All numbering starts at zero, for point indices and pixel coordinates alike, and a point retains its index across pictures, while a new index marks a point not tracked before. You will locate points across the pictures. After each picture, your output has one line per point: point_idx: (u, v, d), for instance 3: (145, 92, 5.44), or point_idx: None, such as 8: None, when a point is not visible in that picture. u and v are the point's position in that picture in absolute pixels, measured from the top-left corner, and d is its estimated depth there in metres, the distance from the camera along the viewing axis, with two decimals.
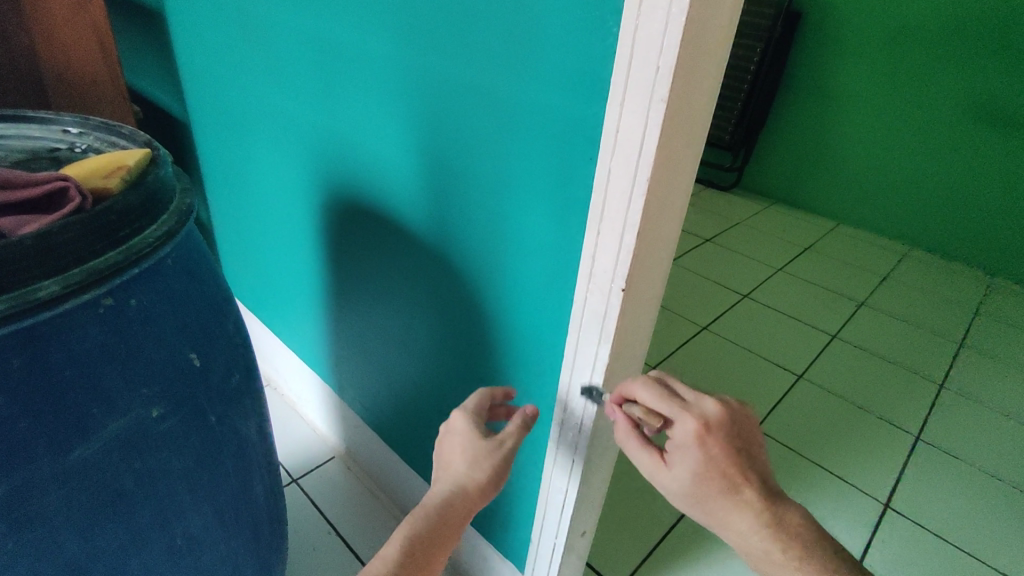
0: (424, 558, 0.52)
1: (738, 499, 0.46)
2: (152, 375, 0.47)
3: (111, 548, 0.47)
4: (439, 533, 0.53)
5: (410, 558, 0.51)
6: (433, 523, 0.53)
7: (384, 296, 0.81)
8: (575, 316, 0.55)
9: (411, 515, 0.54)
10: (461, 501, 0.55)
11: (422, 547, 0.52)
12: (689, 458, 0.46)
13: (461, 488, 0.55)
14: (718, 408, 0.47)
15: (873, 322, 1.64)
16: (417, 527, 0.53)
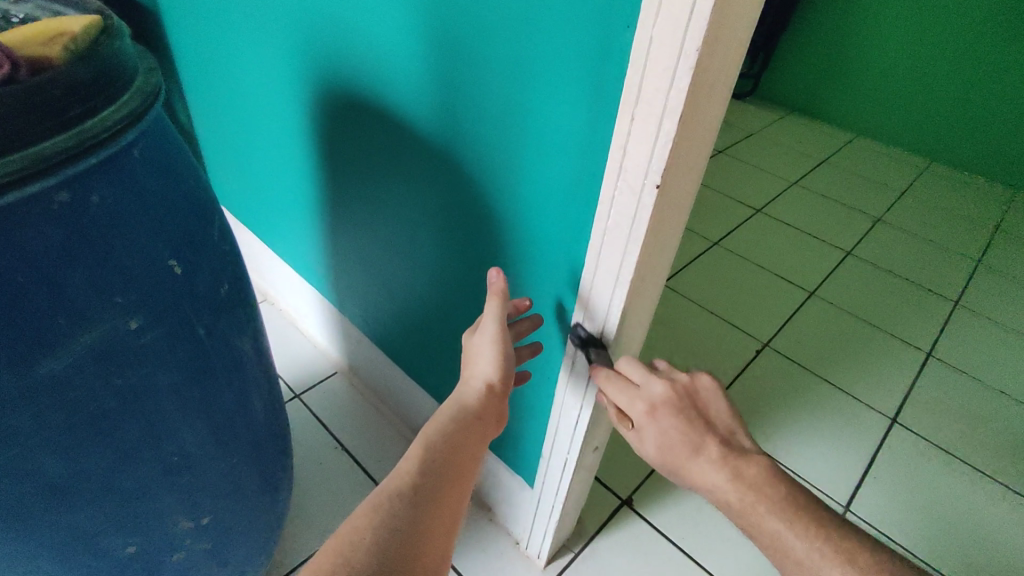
0: (447, 466, 0.49)
1: (701, 463, 0.46)
2: (127, 281, 0.42)
3: (97, 469, 0.44)
4: (457, 443, 0.51)
5: (431, 470, 0.48)
6: (449, 434, 0.51)
7: (383, 201, 0.74)
8: (600, 217, 0.49)
9: (426, 428, 0.52)
10: (468, 409, 0.53)
11: (441, 457, 0.49)
12: (647, 433, 0.48)
13: (467, 398, 0.54)
14: (665, 385, 0.47)
15: (889, 238, 1.59)
16: (432, 440, 0.51)
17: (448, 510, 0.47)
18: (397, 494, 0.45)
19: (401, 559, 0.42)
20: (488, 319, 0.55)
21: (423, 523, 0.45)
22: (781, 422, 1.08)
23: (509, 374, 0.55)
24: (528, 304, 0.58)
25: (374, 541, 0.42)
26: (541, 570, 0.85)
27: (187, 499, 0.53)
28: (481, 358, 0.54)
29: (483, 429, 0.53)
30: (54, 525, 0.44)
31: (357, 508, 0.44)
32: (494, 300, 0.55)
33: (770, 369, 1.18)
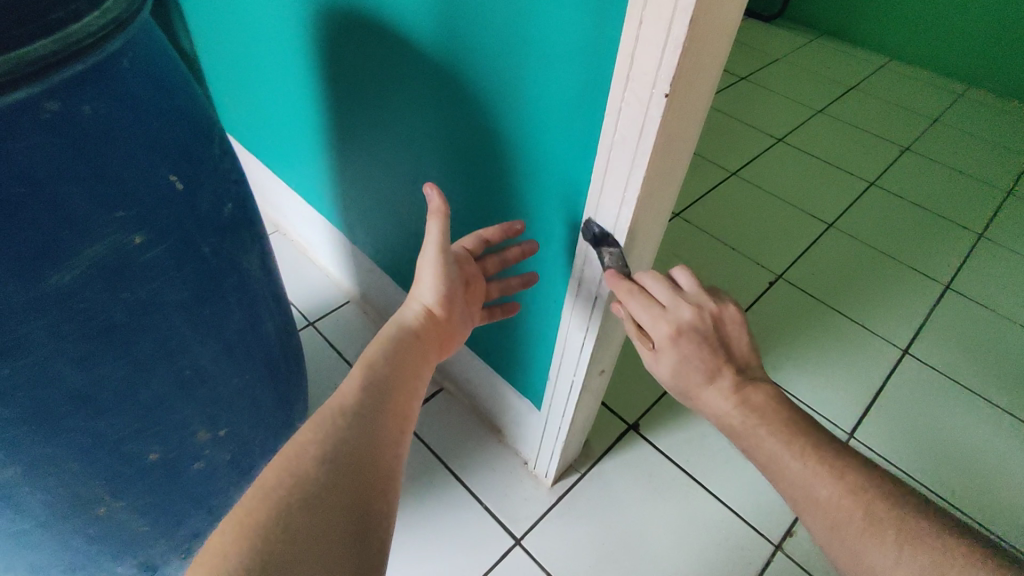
0: (390, 383, 0.49)
1: (713, 390, 0.47)
2: (127, 196, 0.42)
3: (115, 379, 0.46)
4: (399, 363, 0.51)
5: (373, 389, 0.47)
6: (389, 355, 0.51)
7: (387, 124, 0.72)
8: (607, 132, 0.47)
9: (369, 352, 0.52)
10: (407, 330, 0.54)
11: (385, 377, 0.49)
12: (667, 357, 0.47)
13: (406, 320, 0.55)
14: (694, 311, 0.46)
15: (915, 167, 1.53)
16: (372, 361, 0.50)
17: (397, 423, 0.47)
18: (339, 412, 0.44)
19: (350, 471, 0.41)
20: (429, 241, 0.55)
21: (369, 436, 0.44)
22: (790, 352, 1.08)
23: (450, 301, 0.57)
24: (521, 228, 0.60)
25: (322, 458, 0.41)
26: (548, 489, 0.88)
27: (204, 412, 0.55)
28: (422, 283, 0.56)
29: (424, 351, 0.54)
30: (77, 434, 0.45)
31: (299, 430, 0.43)
32: (434, 220, 0.54)
33: (783, 300, 1.17)
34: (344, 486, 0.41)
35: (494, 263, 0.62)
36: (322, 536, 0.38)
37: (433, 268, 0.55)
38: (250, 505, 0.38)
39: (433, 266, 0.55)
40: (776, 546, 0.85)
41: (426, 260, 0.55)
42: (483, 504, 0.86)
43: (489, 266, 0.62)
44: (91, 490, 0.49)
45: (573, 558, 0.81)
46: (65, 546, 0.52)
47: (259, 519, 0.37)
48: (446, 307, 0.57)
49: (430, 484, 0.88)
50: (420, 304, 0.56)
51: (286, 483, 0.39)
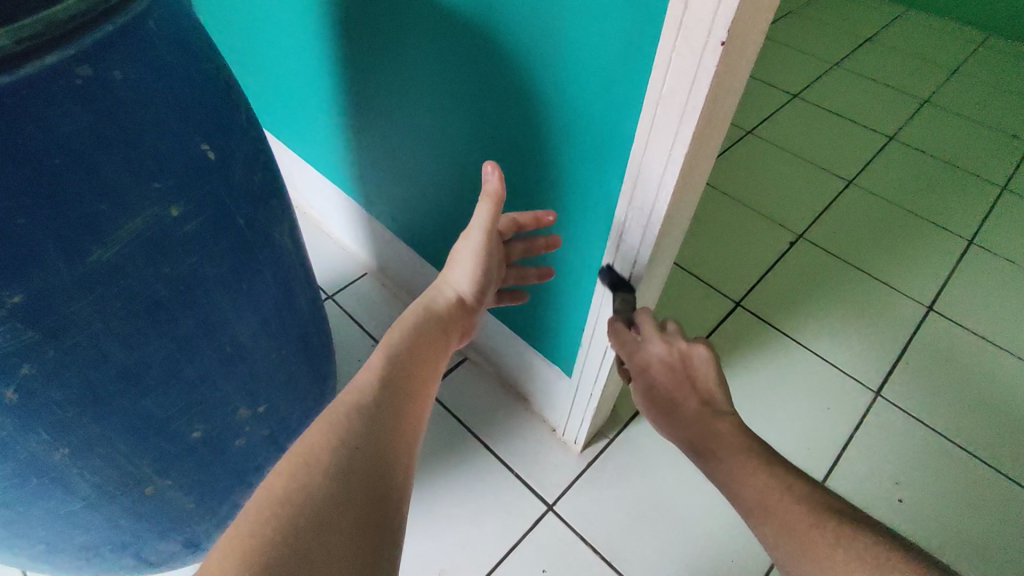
0: (410, 373, 0.47)
1: (669, 418, 0.52)
2: (163, 167, 0.40)
3: (160, 356, 0.45)
4: (419, 352, 0.49)
5: (389, 383, 0.45)
6: (409, 343, 0.49)
7: (408, 86, 0.70)
8: (655, 84, 0.45)
9: (387, 338, 0.49)
10: (432, 316, 0.53)
11: (403, 368, 0.47)
12: (639, 387, 0.55)
13: (434, 305, 0.54)
14: (658, 347, 0.54)
15: (935, 120, 1.50)
16: (392, 349, 0.48)
17: (410, 422, 0.44)
18: (353, 411, 0.42)
19: (369, 472, 0.39)
20: (476, 223, 0.54)
21: (385, 436, 0.41)
22: (814, 312, 1.08)
23: (483, 291, 0.58)
24: (553, 220, 0.59)
25: (338, 460, 0.38)
26: (578, 455, 0.89)
27: (244, 388, 0.54)
28: (460, 267, 0.56)
29: (448, 339, 0.53)
30: (122, 413, 0.45)
31: (310, 431, 0.40)
32: (485, 202, 0.52)
33: (805, 260, 1.16)
34: (363, 487, 0.38)
35: (519, 248, 0.63)
36: (345, 543, 0.35)
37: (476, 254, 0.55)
38: (262, 511, 0.35)
39: (476, 254, 0.55)
40: None
41: (471, 244, 0.54)
42: (514, 472, 0.86)
43: (513, 252, 0.63)
44: (139, 470, 0.49)
45: (605, 522, 0.82)
46: (114, 526, 0.52)
47: (279, 522, 0.34)
48: (477, 295, 0.57)
49: (460, 454, 0.88)
50: (453, 290, 0.56)
51: (299, 486, 0.36)
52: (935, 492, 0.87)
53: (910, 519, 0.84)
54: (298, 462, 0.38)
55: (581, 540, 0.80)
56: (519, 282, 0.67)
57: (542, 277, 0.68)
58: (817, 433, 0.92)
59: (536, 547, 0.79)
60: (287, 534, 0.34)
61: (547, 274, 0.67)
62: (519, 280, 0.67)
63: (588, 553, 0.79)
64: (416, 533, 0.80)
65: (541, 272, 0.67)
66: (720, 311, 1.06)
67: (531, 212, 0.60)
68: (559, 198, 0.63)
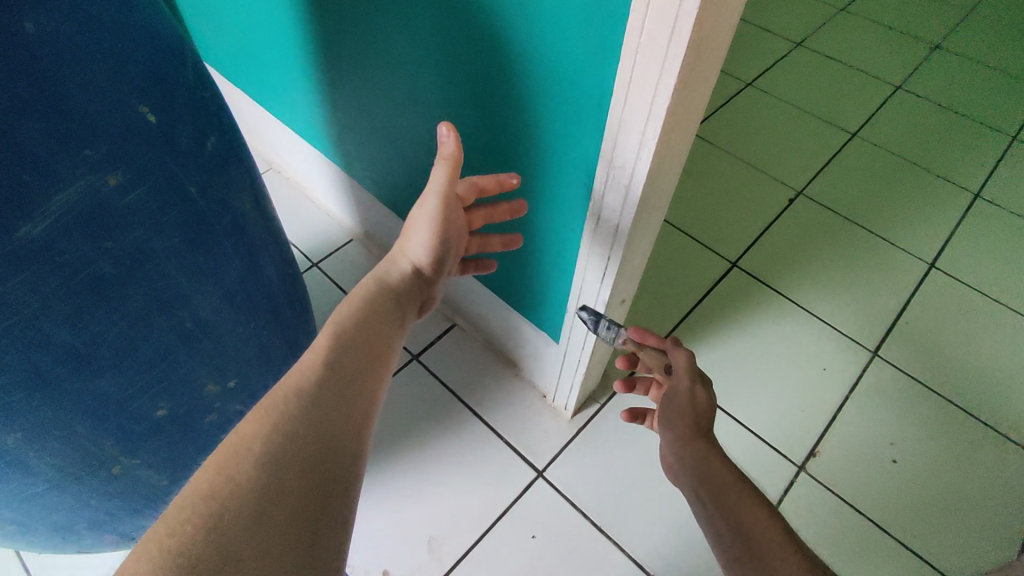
0: (360, 349, 0.45)
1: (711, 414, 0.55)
2: (94, 132, 0.37)
3: (111, 335, 0.43)
4: (372, 326, 0.47)
5: (336, 361, 0.43)
6: (359, 316, 0.47)
7: (378, 40, 0.65)
8: (635, 29, 0.41)
9: (338, 313, 0.47)
10: (384, 291, 0.50)
11: (353, 348, 0.44)
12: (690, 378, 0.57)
13: (390, 277, 0.52)
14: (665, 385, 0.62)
15: (945, 67, 1.43)
16: (341, 323, 0.46)
17: (362, 402, 0.42)
18: (295, 392, 0.39)
19: (308, 462, 0.37)
20: (432, 187, 0.52)
21: (330, 421, 0.39)
22: (813, 270, 1.05)
23: (440, 261, 0.56)
24: (517, 183, 0.57)
25: (274, 448, 0.36)
26: (568, 421, 0.87)
27: (211, 363, 0.53)
28: (415, 237, 0.54)
29: (404, 312, 0.51)
30: (77, 396, 0.43)
31: (248, 416, 0.38)
32: (441, 165, 0.50)
33: (804, 217, 1.12)
34: (301, 477, 0.36)
35: (480, 215, 0.60)
36: (280, 536, 0.34)
37: (432, 221, 0.53)
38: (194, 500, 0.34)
39: (430, 222, 0.53)
40: (800, 467, 0.84)
41: (427, 209, 0.52)
42: (502, 439, 0.85)
43: (475, 220, 0.60)
44: (102, 449, 0.48)
45: (595, 488, 0.81)
46: (85, 505, 0.51)
47: (205, 515, 0.33)
48: (435, 264, 0.55)
49: (448, 421, 0.87)
50: (409, 260, 0.54)
51: (229, 478, 0.35)
52: (928, 453, 0.86)
53: (904, 481, 0.83)
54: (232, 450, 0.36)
55: (570, 505, 0.80)
56: (480, 250, 0.64)
57: (506, 245, 0.65)
58: (811, 395, 0.90)
59: (524, 513, 0.79)
60: (216, 531, 0.33)
61: (511, 242, 0.64)
62: (481, 248, 0.64)
63: (576, 518, 0.79)
64: (404, 501, 0.79)
65: (505, 240, 0.64)
66: (715, 272, 1.03)
67: (494, 175, 0.57)
68: (538, 157, 0.59)
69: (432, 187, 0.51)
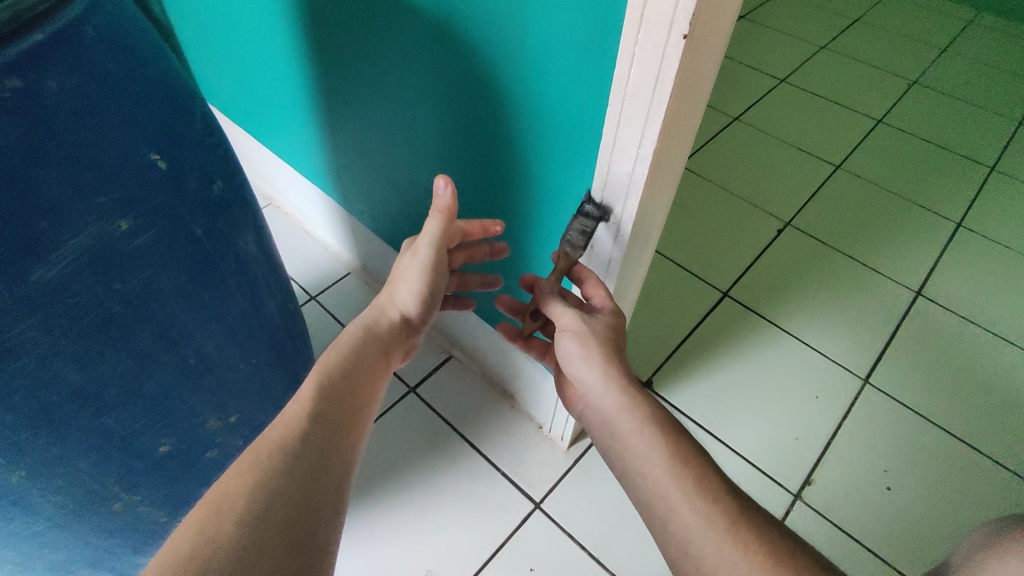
0: (345, 400, 0.46)
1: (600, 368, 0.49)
2: (107, 180, 0.39)
3: (117, 373, 0.44)
4: (355, 378, 0.49)
5: (320, 414, 0.44)
6: (344, 366, 0.49)
7: (377, 85, 0.68)
8: (621, 79, 0.44)
9: (321, 366, 0.48)
10: (371, 340, 0.52)
11: (332, 404, 0.46)
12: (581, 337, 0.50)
13: (377, 325, 0.54)
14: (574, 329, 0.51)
15: (923, 101, 1.48)
16: (326, 373, 0.48)
17: (342, 456, 0.44)
18: (279, 448, 0.41)
19: (291, 519, 0.38)
20: (425, 238, 0.53)
21: (311, 475, 0.41)
22: (802, 299, 1.07)
23: (428, 308, 0.57)
24: (500, 230, 0.59)
25: (255, 505, 0.37)
26: (565, 452, 0.88)
27: (212, 400, 0.54)
28: (404, 285, 0.55)
29: (388, 359, 0.53)
30: (80, 435, 0.43)
31: (231, 469, 0.40)
32: (435, 218, 0.53)
33: (792, 247, 1.14)
34: (285, 529, 0.37)
35: (460, 255, 0.63)
36: None
37: (423, 271, 0.54)
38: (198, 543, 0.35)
39: (421, 272, 0.55)
40: (795, 495, 0.84)
41: (418, 260, 0.54)
42: (499, 471, 0.86)
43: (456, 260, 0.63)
44: (105, 487, 0.48)
45: (592, 520, 0.81)
46: (84, 543, 0.52)
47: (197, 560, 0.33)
48: (422, 311, 0.57)
49: (446, 453, 0.87)
50: (397, 309, 0.56)
51: (212, 531, 0.36)
52: (921, 479, 0.87)
53: (899, 508, 0.84)
54: (222, 503, 0.37)
55: (568, 537, 0.80)
56: (461, 289, 0.68)
57: (485, 285, 0.68)
58: (804, 424, 0.91)
59: (523, 546, 0.79)
60: None
61: (490, 282, 0.67)
62: (460, 286, 0.67)
63: (575, 550, 0.79)
64: (403, 536, 0.79)
65: (484, 280, 0.67)
66: (707, 302, 1.05)
67: (479, 221, 0.60)
68: (530, 196, 0.61)
69: (425, 237, 0.53)
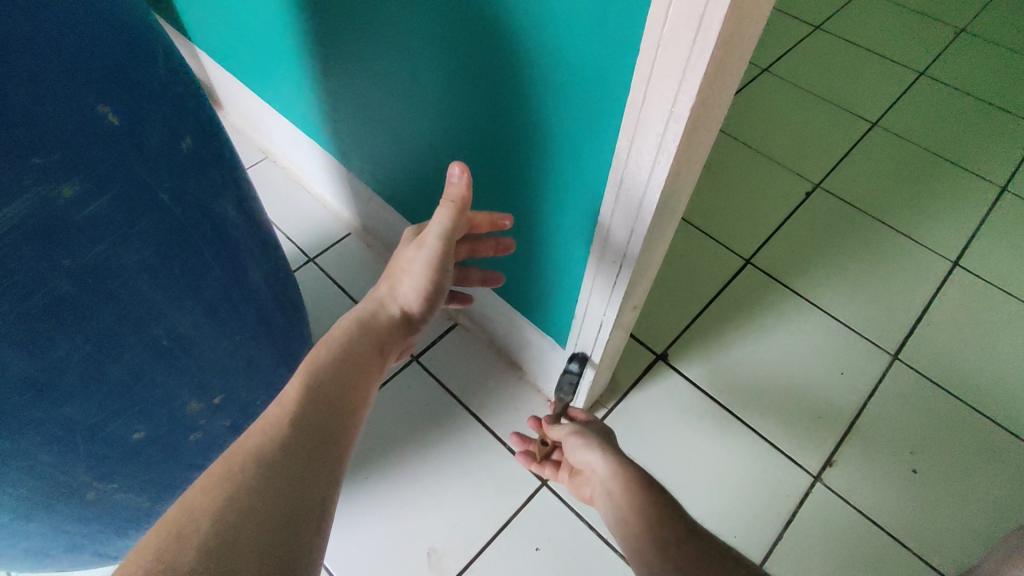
0: (334, 399, 0.42)
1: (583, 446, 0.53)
2: (44, 137, 0.33)
3: (74, 359, 0.39)
4: (349, 375, 0.45)
5: (306, 413, 0.40)
6: (335, 362, 0.45)
7: (374, 27, 0.60)
8: (656, 21, 0.37)
9: (308, 365, 0.44)
10: (366, 336, 0.48)
11: (321, 402, 0.41)
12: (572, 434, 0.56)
13: (374, 320, 0.50)
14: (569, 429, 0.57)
15: (970, 52, 1.36)
16: (316, 370, 0.44)
17: (330, 460, 0.39)
18: (259, 456, 0.37)
19: (270, 538, 0.34)
20: (434, 230, 0.49)
21: (294, 484, 0.36)
22: (831, 269, 1.00)
23: (430, 304, 0.53)
24: (510, 224, 0.56)
25: (226, 524, 0.33)
26: None
27: (192, 380, 0.49)
28: (409, 278, 0.51)
29: (384, 356, 0.49)
30: (36, 426, 0.39)
31: (199, 480, 0.35)
32: (446, 208, 0.48)
33: (821, 212, 1.07)
34: (262, 549, 0.33)
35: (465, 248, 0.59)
36: None
37: (428, 266, 0.50)
38: (158, 563, 0.31)
39: (426, 267, 0.50)
40: (815, 477, 0.80)
41: (425, 253, 0.49)
42: (504, 445, 0.82)
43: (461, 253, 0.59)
44: (74, 477, 0.44)
45: None
46: (59, 531, 0.48)
47: None
48: (425, 308, 0.53)
49: (449, 426, 0.83)
50: (398, 303, 0.52)
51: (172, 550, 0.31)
52: (950, 462, 0.82)
53: (925, 494, 0.80)
54: (187, 519, 0.33)
55: (575, 517, 0.76)
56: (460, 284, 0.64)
57: (485, 281, 0.65)
58: (828, 402, 0.86)
59: (527, 525, 0.76)
60: None
61: (491, 279, 0.65)
62: (460, 282, 0.64)
63: (582, 531, 0.75)
64: (403, 512, 0.76)
65: (485, 276, 0.65)
66: (728, 270, 0.99)
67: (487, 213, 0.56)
68: (545, 157, 0.55)
69: (434, 228, 0.48)
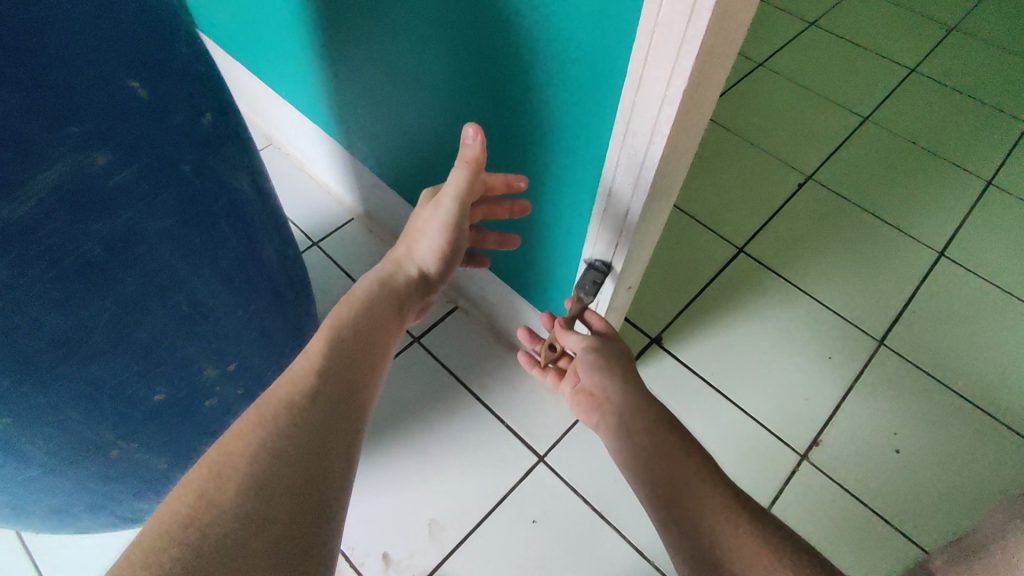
0: (355, 356, 0.46)
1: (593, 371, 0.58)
2: (77, 108, 0.35)
3: (102, 320, 0.41)
4: (368, 333, 0.48)
5: (327, 373, 0.43)
6: (356, 323, 0.48)
7: (381, 15, 0.62)
8: (652, 7, 0.39)
9: (332, 321, 0.48)
10: (384, 296, 0.52)
11: (344, 359, 0.45)
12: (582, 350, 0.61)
13: (392, 281, 0.53)
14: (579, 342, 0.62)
15: (961, 50, 1.39)
16: (337, 331, 0.47)
17: (349, 416, 0.42)
18: (282, 410, 0.40)
19: (297, 483, 0.37)
20: (450, 191, 0.51)
21: (318, 435, 0.40)
22: (821, 258, 1.03)
23: (447, 262, 0.56)
24: (524, 186, 0.58)
25: (255, 470, 0.36)
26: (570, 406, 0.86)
27: (209, 347, 0.52)
28: (426, 240, 0.54)
29: (401, 314, 0.53)
30: (66, 383, 0.42)
31: (233, 429, 0.39)
32: (461, 168, 0.49)
33: (813, 202, 1.10)
34: (289, 493, 0.36)
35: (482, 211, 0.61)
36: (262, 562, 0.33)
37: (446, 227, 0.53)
38: None
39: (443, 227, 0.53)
40: (802, 455, 0.83)
41: (442, 214, 0.52)
42: (503, 422, 0.85)
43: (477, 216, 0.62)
44: (99, 435, 0.47)
45: (595, 475, 0.81)
46: (82, 488, 0.51)
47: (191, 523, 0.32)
48: (441, 268, 0.56)
49: (449, 404, 0.86)
50: (415, 265, 0.55)
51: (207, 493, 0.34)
52: (931, 443, 0.85)
53: (907, 472, 0.83)
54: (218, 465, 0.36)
55: (570, 491, 0.79)
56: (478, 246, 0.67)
57: (501, 243, 0.67)
58: (816, 385, 0.89)
59: (524, 498, 0.79)
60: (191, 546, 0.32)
61: (507, 242, 0.67)
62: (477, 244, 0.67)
63: (577, 504, 0.78)
64: (405, 484, 0.79)
65: (502, 239, 0.66)
66: (721, 258, 1.02)
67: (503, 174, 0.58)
68: (546, 139, 0.57)
69: (450, 188, 0.50)
